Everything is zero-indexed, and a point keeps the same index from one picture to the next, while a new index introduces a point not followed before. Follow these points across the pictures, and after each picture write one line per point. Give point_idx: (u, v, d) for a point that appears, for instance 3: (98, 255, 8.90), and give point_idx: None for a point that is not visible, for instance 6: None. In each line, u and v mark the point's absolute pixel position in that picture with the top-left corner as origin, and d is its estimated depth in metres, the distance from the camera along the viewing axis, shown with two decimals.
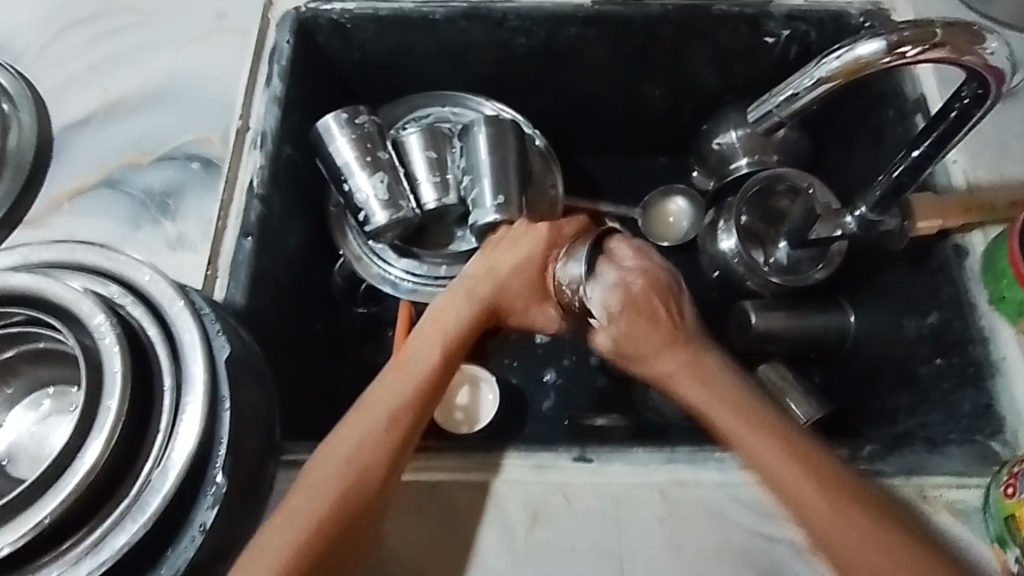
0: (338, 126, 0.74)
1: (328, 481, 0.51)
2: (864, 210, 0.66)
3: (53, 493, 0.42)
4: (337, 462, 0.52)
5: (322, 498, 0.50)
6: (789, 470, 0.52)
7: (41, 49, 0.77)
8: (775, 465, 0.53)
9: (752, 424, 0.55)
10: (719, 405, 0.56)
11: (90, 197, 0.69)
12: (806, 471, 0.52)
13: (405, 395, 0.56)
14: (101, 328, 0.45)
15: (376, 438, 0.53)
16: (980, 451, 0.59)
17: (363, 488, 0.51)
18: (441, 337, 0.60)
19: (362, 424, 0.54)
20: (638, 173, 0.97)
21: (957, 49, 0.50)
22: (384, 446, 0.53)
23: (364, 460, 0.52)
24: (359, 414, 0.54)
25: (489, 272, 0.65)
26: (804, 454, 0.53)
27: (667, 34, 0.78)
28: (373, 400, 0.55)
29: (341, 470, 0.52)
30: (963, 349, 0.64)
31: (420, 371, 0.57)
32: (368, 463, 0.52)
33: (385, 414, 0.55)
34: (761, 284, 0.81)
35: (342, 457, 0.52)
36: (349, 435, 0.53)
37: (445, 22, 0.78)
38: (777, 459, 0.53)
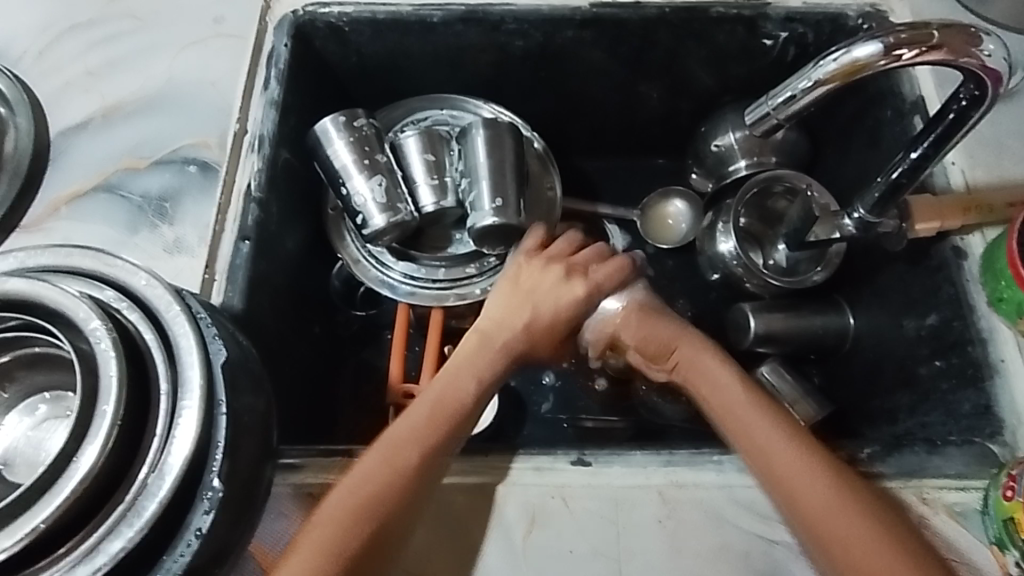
0: (336, 129, 0.74)
1: (348, 506, 0.53)
2: (863, 212, 0.66)
3: (49, 499, 0.42)
4: (353, 488, 0.54)
5: (338, 523, 0.52)
6: (807, 488, 0.53)
7: (38, 53, 0.77)
8: (788, 484, 0.53)
9: (773, 440, 0.56)
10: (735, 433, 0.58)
11: (88, 202, 0.69)
12: (818, 483, 0.53)
13: (421, 434, 0.58)
14: (97, 332, 0.45)
15: (392, 465, 0.55)
16: (981, 453, 0.59)
17: (379, 513, 0.53)
18: (467, 374, 0.63)
19: (388, 454, 0.56)
20: (635, 175, 0.97)
21: (953, 51, 0.50)
22: (406, 473, 0.55)
23: (388, 484, 0.54)
24: (382, 443, 0.57)
25: (515, 303, 0.69)
26: (822, 472, 0.53)
27: (663, 37, 0.78)
28: (400, 432, 0.58)
29: (361, 498, 0.53)
30: (962, 349, 0.64)
31: (444, 404, 0.60)
32: (389, 490, 0.54)
33: (410, 445, 0.57)
34: (760, 285, 0.81)
35: (362, 489, 0.54)
36: (371, 465, 0.55)
37: (442, 25, 0.78)
38: (798, 478, 0.53)
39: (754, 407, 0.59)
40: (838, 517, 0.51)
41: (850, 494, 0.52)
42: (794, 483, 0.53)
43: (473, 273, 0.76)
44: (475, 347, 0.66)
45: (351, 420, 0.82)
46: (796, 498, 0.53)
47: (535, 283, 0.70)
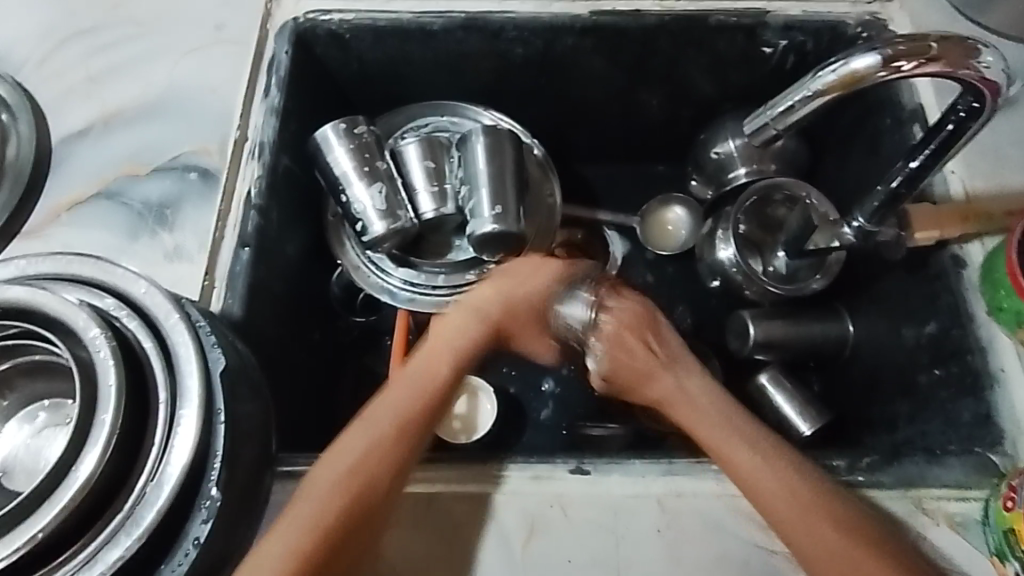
0: (336, 136, 0.74)
1: (320, 495, 0.51)
2: (863, 221, 0.66)
3: (48, 508, 0.42)
4: (339, 469, 0.52)
5: (318, 505, 0.50)
6: (768, 490, 0.52)
7: (40, 60, 0.77)
8: (749, 477, 0.52)
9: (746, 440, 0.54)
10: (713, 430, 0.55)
11: (88, 208, 0.69)
12: (785, 485, 0.51)
13: (392, 420, 0.55)
14: (96, 341, 0.45)
15: (373, 448, 0.53)
16: (980, 462, 0.59)
17: (365, 496, 0.51)
18: (452, 352, 0.60)
19: (363, 438, 0.53)
20: (635, 181, 0.97)
21: (952, 63, 0.50)
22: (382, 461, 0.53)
23: (364, 472, 0.52)
24: (360, 426, 0.54)
25: (499, 289, 0.65)
26: (791, 478, 0.52)
27: (663, 44, 0.79)
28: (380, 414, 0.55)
29: (330, 488, 0.51)
30: (961, 358, 0.64)
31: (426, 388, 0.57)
32: (370, 474, 0.52)
33: (389, 427, 0.54)
34: (759, 293, 0.80)
35: (334, 474, 0.52)
36: (345, 448, 0.53)
37: (442, 32, 0.78)
38: (761, 476, 0.52)
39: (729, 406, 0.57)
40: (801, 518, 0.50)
41: (813, 496, 0.51)
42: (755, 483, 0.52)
43: (473, 280, 0.76)
44: (461, 324, 0.62)
45: (350, 427, 0.82)
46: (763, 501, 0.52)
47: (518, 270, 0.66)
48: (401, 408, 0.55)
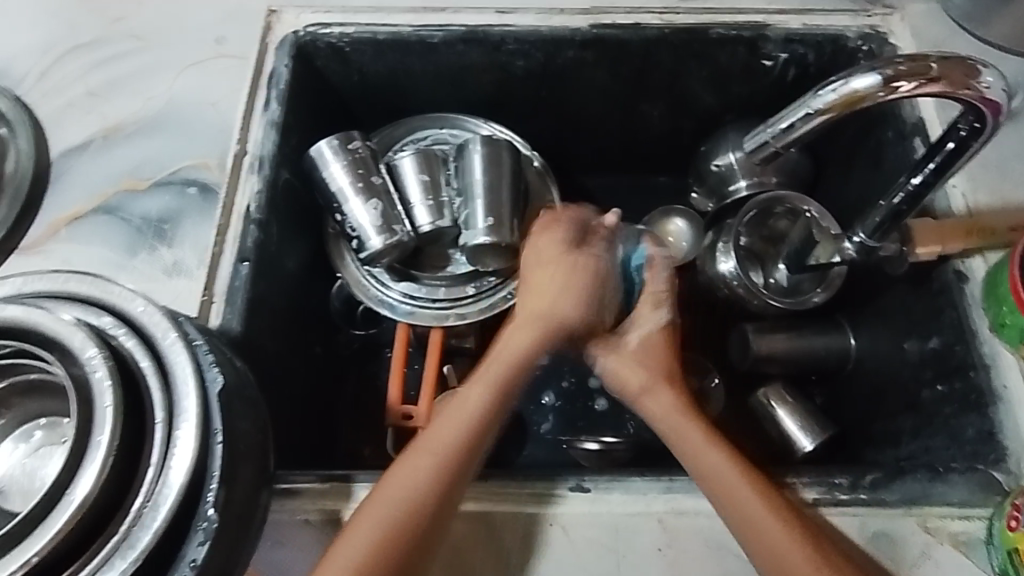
0: (331, 153, 0.74)
1: (366, 537, 0.51)
2: (864, 236, 0.66)
3: (43, 531, 0.41)
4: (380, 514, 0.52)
5: (364, 547, 0.50)
6: (747, 525, 0.52)
7: (39, 75, 0.77)
8: (744, 512, 0.53)
9: (738, 482, 0.54)
10: (715, 468, 0.55)
11: (88, 223, 0.69)
12: (766, 512, 0.52)
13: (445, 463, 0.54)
14: (93, 361, 0.45)
15: (438, 470, 0.54)
16: (984, 480, 0.58)
17: (406, 535, 0.51)
18: (516, 357, 0.60)
19: (428, 458, 0.54)
20: (636, 192, 0.97)
21: (952, 83, 0.50)
22: (433, 489, 0.53)
23: (419, 499, 0.52)
24: (420, 454, 0.54)
25: (544, 295, 0.62)
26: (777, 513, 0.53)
27: (664, 57, 0.79)
28: (438, 438, 0.55)
29: (379, 527, 0.51)
30: (965, 374, 0.63)
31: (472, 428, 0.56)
32: (427, 499, 0.53)
33: (454, 447, 0.55)
34: (760, 306, 0.79)
35: (385, 513, 0.52)
36: (399, 482, 0.53)
37: (443, 45, 0.78)
38: (749, 508, 0.53)
39: (705, 434, 0.57)
40: (776, 544, 0.51)
41: (791, 523, 0.52)
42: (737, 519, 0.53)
43: (471, 294, 0.76)
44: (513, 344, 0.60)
45: (350, 442, 0.81)
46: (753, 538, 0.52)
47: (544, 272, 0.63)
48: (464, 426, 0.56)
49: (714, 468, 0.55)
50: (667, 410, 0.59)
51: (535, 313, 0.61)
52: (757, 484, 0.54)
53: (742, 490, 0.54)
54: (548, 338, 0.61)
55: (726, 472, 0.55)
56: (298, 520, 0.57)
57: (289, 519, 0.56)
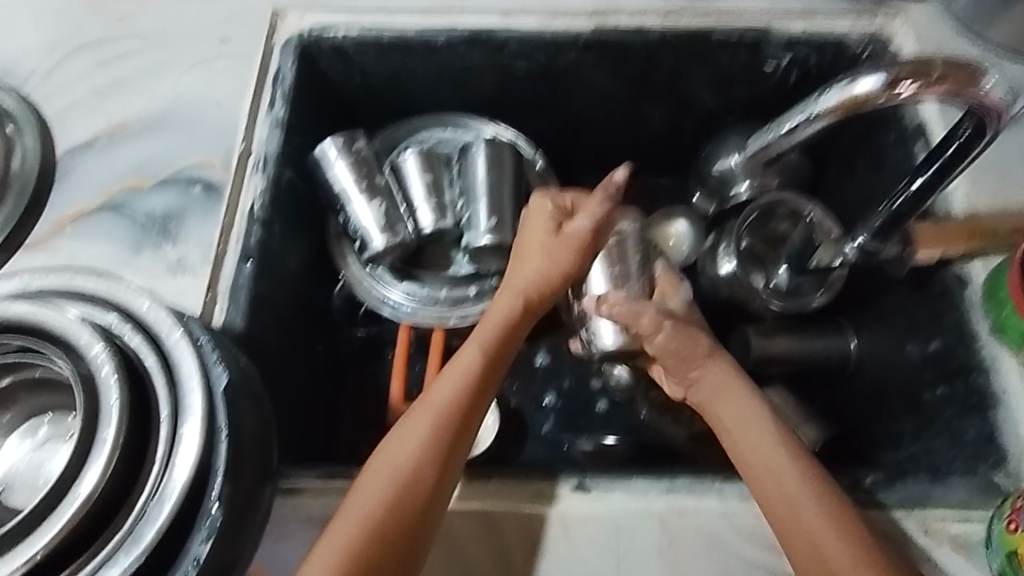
0: (335, 152, 0.74)
1: (371, 497, 0.53)
2: (866, 238, 0.69)
3: (48, 526, 0.42)
4: (382, 476, 0.54)
5: (369, 506, 0.53)
6: (784, 496, 0.54)
7: (45, 74, 0.77)
8: (797, 501, 0.53)
9: (793, 475, 0.55)
10: (772, 458, 0.56)
11: (93, 220, 0.70)
12: (805, 489, 0.54)
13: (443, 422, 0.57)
14: (99, 358, 0.45)
15: (438, 428, 0.56)
16: (984, 481, 0.59)
17: (406, 494, 0.53)
18: (504, 320, 0.64)
19: (428, 416, 0.57)
20: (637, 194, 0.97)
21: (953, 88, 0.50)
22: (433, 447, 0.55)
23: (421, 459, 0.55)
24: (419, 414, 0.57)
25: (531, 261, 0.67)
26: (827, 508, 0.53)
27: (667, 59, 0.79)
28: (439, 398, 0.58)
29: (380, 491, 0.53)
30: (965, 377, 0.63)
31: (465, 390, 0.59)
32: (431, 457, 0.55)
33: (451, 404, 0.58)
34: (762, 309, 0.80)
35: (386, 474, 0.54)
36: (400, 444, 0.56)
37: (446, 46, 0.79)
38: (802, 499, 0.53)
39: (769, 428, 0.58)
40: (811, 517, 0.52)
41: (830, 503, 0.53)
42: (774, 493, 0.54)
43: (473, 294, 0.76)
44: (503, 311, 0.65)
45: (352, 440, 0.82)
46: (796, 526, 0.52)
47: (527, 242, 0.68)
48: (461, 384, 0.59)
49: (772, 458, 0.56)
50: (721, 383, 0.61)
51: (525, 283, 0.66)
52: (813, 479, 0.54)
53: (797, 481, 0.54)
54: (535, 300, 0.66)
55: (772, 448, 0.56)
56: (301, 517, 0.57)
57: (292, 516, 0.57)
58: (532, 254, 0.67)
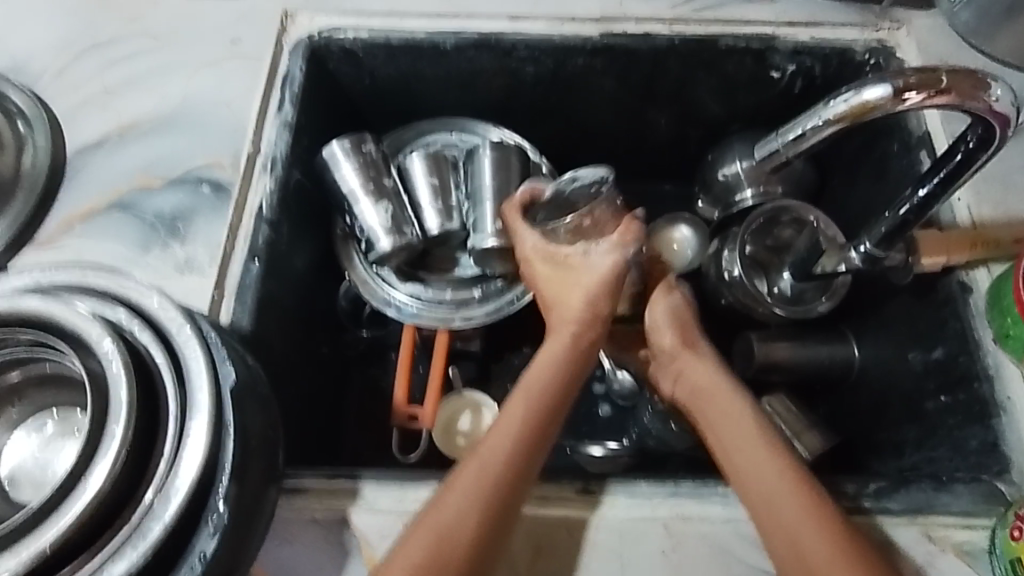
0: (343, 153, 0.74)
1: (430, 534, 0.51)
2: (870, 246, 0.66)
3: (56, 521, 0.42)
4: (433, 521, 0.51)
5: (423, 548, 0.50)
6: (761, 492, 0.54)
7: (57, 72, 0.78)
8: (778, 493, 0.53)
9: (765, 465, 0.55)
10: (749, 451, 0.57)
11: (102, 219, 0.70)
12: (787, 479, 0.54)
13: (496, 464, 0.54)
14: (109, 353, 0.45)
15: (493, 473, 0.54)
16: (987, 491, 0.59)
17: (456, 539, 0.50)
18: (553, 361, 0.63)
19: (504, 443, 0.56)
20: (642, 200, 0.97)
21: (961, 95, 0.51)
22: (504, 477, 0.54)
23: (492, 485, 0.53)
24: (470, 466, 0.54)
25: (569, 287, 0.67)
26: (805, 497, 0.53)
27: (673, 66, 0.80)
28: (488, 448, 0.56)
29: (446, 524, 0.51)
30: (968, 386, 0.63)
31: (522, 432, 0.57)
32: (489, 497, 0.52)
33: (522, 435, 0.57)
34: (765, 314, 0.80)
35: (446, 514, 0.51)
36: (448, 496, 0.53)
37: (455, 50, 0.79)
38: (779, 491, 0.53)
39: (746, 420, 0.60)
40: (794, 514, 0.52)
41: (814, 503, 0.53)
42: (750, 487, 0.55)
43: (478, 297, 0.76)
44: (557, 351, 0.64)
45: (354, 442, 0.82)
46: (783, 521, 0.52)
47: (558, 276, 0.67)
48: (512, 426, 0.57)
49: (749, 451, 0.57)
50: (702, 376, 0.65)
51: (572, 315, 0.66)
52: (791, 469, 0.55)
53: (773, 471, 0.55)
54: (581, 337, 0.65)
55: (751, 433, 0.58)
56: (305, 518, 0.57)
57: (296, 516, 0.57)
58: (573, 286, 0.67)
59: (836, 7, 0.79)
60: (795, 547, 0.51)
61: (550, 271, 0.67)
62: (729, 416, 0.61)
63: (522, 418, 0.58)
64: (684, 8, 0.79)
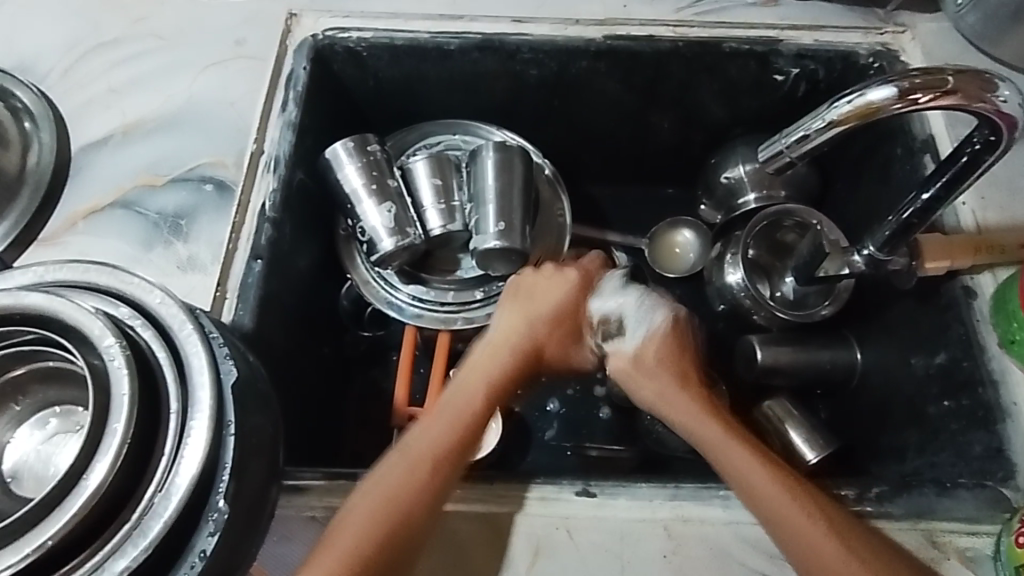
0: (347, 154, 0.75)
1: (367, 507, 0.53)
2: (873, 249, 0.66)
3: (57, 515, 0.42)
4: (366, 504, 0.53)
5: (360, 525, 0.52)
6: (745, 488, 0.54)
7: (64, 71, 0.78)
8: (760, 494, 0.54)
9: (747, 469, 0.55)
10: (717, 452, 0.57)
11: (105, 217, 0.70)
12: (747, 469, 0.55)
13: (420, 459, 0.55)
14: (111, 350, 0.45)
15: (413, 468, 0.55)
16: (991, 496, 0.58)
17: (391, 523, 0.52)
18: (489, 372, 0.63)
19: (427, 437, 0.57)
20: (644, 203, 0.98)
21: (968, 96, 0.51)
22: (428, 474, 0.55)
23: (415, 474, 0.55)
24: (394, 461, 0.55)
25: (528, 308, 0.68)
26: (795, 500, 0.53)
27: (676, 70, 0.80)
28: (416, 444, 0.57)
29: (384, 493, 0.53)
30: (972, 391, 0.63)
31: (446, 425, 0.58)
32: (410, 491, 0.54)
33: (454, 422, 0.59)
34: (767, 317, 0.81)
35: (379, 494, 0.53)
36: (379, 483, 0.54)
37: (458, 52, 0.79)
38: (760, 491, 0.54)
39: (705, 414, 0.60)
40: (780, 512, 0.52)
41: (801, 498, 0.53)
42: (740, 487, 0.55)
43: (480, 298, 0.76)
44: (487, 354, 0.65)
45: (355, 442, 0.82)
46: (774, 524, 0.52)
47: (535, 291, 0.69)
48: (442, 431, 0.58)
49: (722, 451, 0.57)
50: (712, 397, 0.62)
51: (515, 334, 0.67)
52: (767, 468, 0.55)
53: (756, 474, 0.55)
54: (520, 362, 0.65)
55: (718, 434, 0.58)
56: (305, 517, 0.57)
57: (296, 515, 0.57)
58: (534, 306, 0.68)
59: (839, 12, 0.79)
60: (791, 543, 0.52)
61: (535, 289, 0.69)
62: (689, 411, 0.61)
63: (457, 419, 0.59)
64: (688, 12, 0.79)
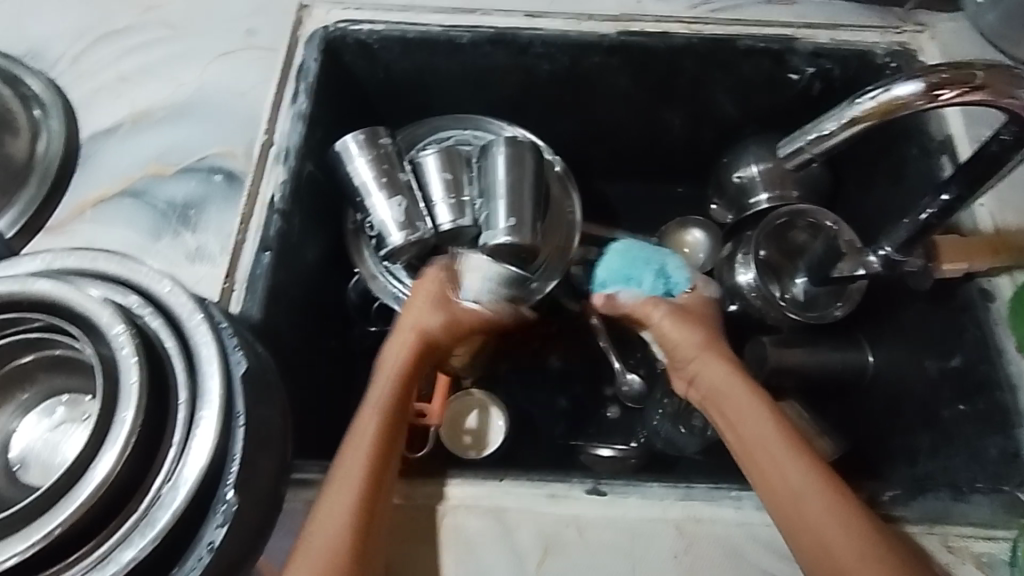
0: (357, 146, 0.74)
1: (332, 515, 0.52)
2: (890, 249, 0.66)
3: (64, 505, 0.41)
4: (332, 513, 0.52)
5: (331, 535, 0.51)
6: (786, 485, 0.54)
7: (73, 59, 0.78)
8: (799, 491, 0.53)
9: (790, 469, 0.55)
10: (766, 446, 0.57)
11: (113, 206, 0.70)
12: (790, 464, 0.55)
13: (361, 459, 0.56)
14: (119, 338, 0.44)
15: (366, 468, 0.55)
16: (1008, 501, 0.58)
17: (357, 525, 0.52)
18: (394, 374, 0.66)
19: (364, 441, 0.57)
20: (654, 201, 0.97)
21: (996, 92, 0.50)
22: (374, 470, 0.55)
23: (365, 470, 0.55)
24: (343, 466, 0.55)
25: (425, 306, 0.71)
26: (842, 507, 0.52)
27: (690, 67, 0.79)
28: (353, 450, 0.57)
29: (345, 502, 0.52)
30: (989, 394, 0.62)
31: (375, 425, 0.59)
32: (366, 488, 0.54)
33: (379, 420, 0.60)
34: (778, 318, 0.80)
35: (342, 501, 0.53)
36: (337, 491, 0.53)
37: (470, 45, 0.79)
38: (801, 489, 0.53)
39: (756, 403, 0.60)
40: (820, 510, 0.52)
41: (842, 502, 0.52)
42: (777, 486, 0.54)
43: None
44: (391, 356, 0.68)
45: None
46: (804, 524, 0.52)
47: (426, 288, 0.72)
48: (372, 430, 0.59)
49: (764, 444, 0.57)
50: (718, 377, 0.64)
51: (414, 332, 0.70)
52: (815, 470, 0.54)
53: (801, 475, 0.54)
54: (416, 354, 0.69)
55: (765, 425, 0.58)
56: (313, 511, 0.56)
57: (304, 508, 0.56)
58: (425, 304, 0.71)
59: (855, 10, 0.78)
60: (817, 546, 0.51)
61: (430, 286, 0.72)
62: (742, 397, 0.62)
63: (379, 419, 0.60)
64: (702, 8, 0.78)
